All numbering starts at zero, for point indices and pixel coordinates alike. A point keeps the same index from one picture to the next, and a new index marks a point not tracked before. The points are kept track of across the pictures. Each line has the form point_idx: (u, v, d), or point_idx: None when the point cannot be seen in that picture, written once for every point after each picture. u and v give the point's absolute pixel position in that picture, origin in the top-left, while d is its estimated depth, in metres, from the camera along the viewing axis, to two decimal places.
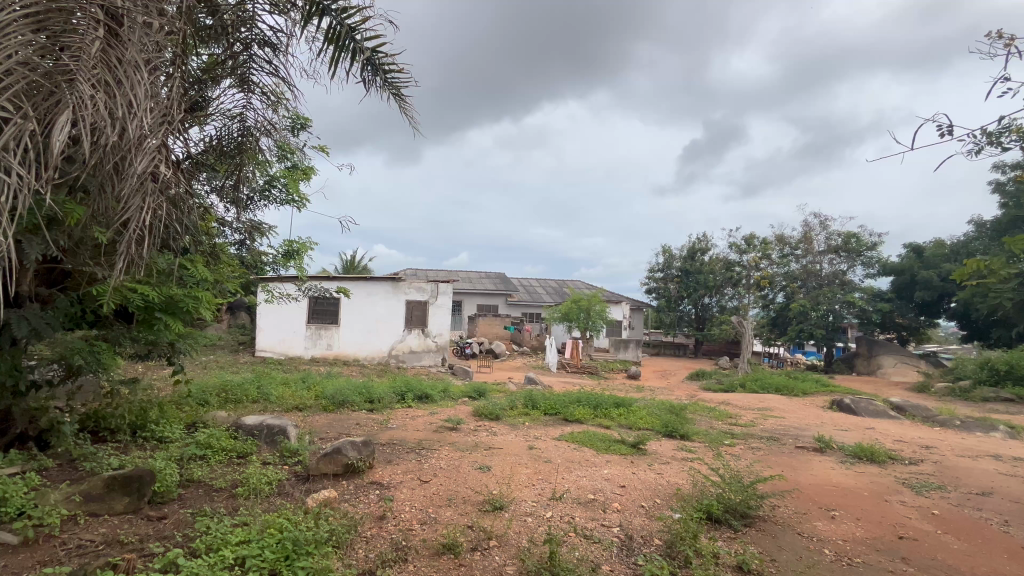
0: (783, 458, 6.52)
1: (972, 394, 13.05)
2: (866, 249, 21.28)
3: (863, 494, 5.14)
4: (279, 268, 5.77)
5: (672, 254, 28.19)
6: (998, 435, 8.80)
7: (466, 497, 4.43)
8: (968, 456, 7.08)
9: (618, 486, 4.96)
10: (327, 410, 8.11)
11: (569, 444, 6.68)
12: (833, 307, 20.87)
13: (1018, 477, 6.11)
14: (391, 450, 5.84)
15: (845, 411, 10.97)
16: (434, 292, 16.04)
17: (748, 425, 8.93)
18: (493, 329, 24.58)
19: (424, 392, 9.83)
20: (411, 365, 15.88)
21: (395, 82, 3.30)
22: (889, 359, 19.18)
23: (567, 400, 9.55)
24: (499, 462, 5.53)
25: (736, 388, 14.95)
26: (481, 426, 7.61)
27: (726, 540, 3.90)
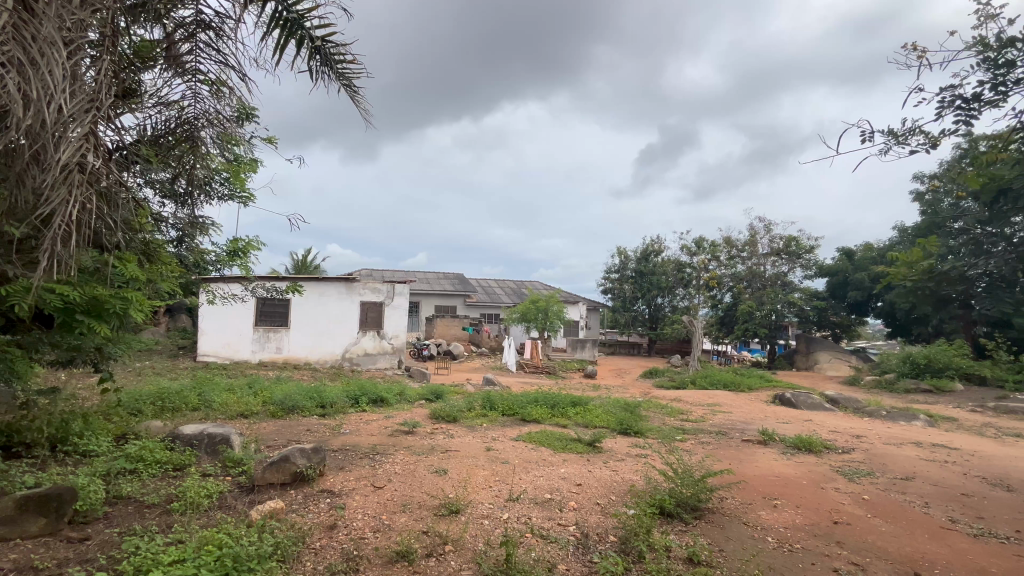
0: (730, 451, 6.81)
1: (897, 386, 14.13)
2: (805, 252, 22.64)
3: (802, 483, 5.44)
4: (222, 268, 5.43)
5: (627, 256, 28.99)
6: (920, 424, 9.54)
7: (421, 502, 4.33)
8: (893, 444, 7.66)
9: (574, 485, 5.01)
10: (276, 416, 7.76)
11: (527, 444, 6.69)
12: (776, 306, 22.08)
13: (936, 461, 6.65)
14: (344, 456, 5.65)
15: (786, 404, 11.62)
16: (391, 293, 15.66)
17: (698, 421, 9.25)
18: (451, 330, 24.34)
19: (379, 395, 9.59)
20: (365, 368, 15.43)
21: (347, 74, 3.18)
22: (825, 356, 20.50)
23: (525, 400, 9.58)
24: (455, 465, 5.46)
25: (687, 384, 15.51)
26: (438, 429, 7.50)
27: (679, 533, 4.02)
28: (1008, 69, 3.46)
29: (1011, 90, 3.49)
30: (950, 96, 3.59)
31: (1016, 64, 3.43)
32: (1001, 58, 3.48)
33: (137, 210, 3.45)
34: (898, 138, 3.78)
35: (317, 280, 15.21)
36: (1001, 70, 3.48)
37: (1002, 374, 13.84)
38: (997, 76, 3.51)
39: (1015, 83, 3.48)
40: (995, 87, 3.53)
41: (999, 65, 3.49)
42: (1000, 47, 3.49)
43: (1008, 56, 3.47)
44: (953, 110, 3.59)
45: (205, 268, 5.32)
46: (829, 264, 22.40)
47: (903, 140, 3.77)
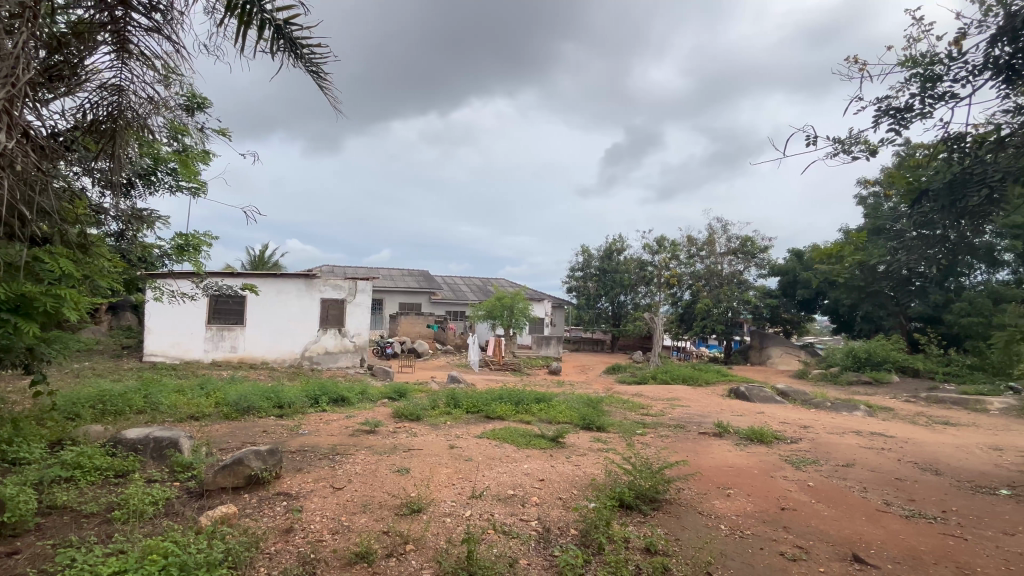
0: (687, 444, 7.04)
1: (840, 378, 15.01)
2: (759, 251, 23.64)
3: (753, 472, 5.70)
4: (169, 264, 5.16)
5: (591, 254, 29.50)
6: (860, 414, 10.17)
7: (382, 501, 4.27)
8: (836, 433, 8.14)
9: (537, 480, 5.06)
10: (229, 418, 7.45)
11: (490, 441, 6.69)
12: (732, 304, 22.97)
13: (874, 449, 7.11)
14: (301, 457, 5.49)
15: (740, 398, 12.13)
16: (353, 290, 15.30)
17: (657, 415, 9.52)
18: (415, 328, 24.06)
19: (340, 395, 9.37)
20: (326, 367, 15.02)
21: (314, 59, 3.06)
22: (776, 351, 21.51)
23: (489, 398, 9.58)
24: (418, 464, 5.41)
25: (648, 379, 15.93)
26: (401, 428, 7.40)
27: (637, 524, 4.13)
28: (935, 83, 3.72)
29: (936, 104, 3.76)
30: (886, 107, 3.84)
31: (941, 80, 3.70)
32: (929, 73, 3.74)
33: (70, 199, 3.26)
34: (845, 145, 3.99)
35: (275, 277, 14.70)
36: (929, 84, 3.74)
37: (933, 366, 14.94)
38: (925, 90, 3.77)
39: (940, 97, 3.75)
40: (923, 100, 3.79)
41: (927, 79, 3.75)
42: (927, 63, 3.76)
43: (934, 71, 3.73)
44: (889, 119, 3.84)
45: (153, 265, 5.04)
46: (781, 263, 23.43)
47: (849, 146, 3.99)
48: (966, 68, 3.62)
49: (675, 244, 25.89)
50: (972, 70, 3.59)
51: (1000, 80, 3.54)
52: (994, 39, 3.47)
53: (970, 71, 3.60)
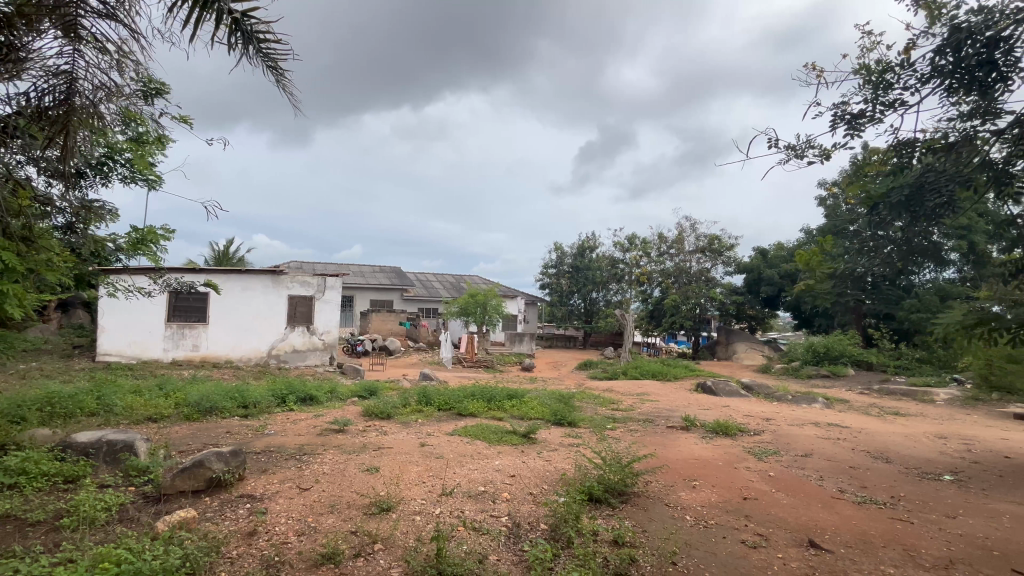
0: (655, 438, 7.20)
1: (801, 372, 15.62)
2: (726, 250, 24.32)
3: (718, 464, 5.88)
4: (123, 258, 4.90)
5: (563, 251, 29.75)
6: (819, 406, 10.62)
7: (350, 501, 4.20)
8: (796, 425, 8.47)
9: (508, 476, 5.07)
10: (190, 419, 7.18)
11: (461, 438, 6.68)
12: (700, 300, 23.57)
13: (830, 439, 7.45)
14: (266, 458, 5.34)
15: (707, 392, 12.48)
16: (322, 287, 14.94)
17: (627, 409, 9.71)
18: (387, 325, 23.75)
19: (308, 394, 9.17)
20: (293, 366, 14.65)
21: (273, 54, 2.96)
22: (742, 346, 22.20)
23: (461, 395, 9.56)
24: (388, 462, 5.34)
25: (619, 375, 16.21)
26: (371, 426, 7.29)
27: (606, 517, 4.19)
28: (887, 90, 3.89)
29: (887, 110, 3.93)
30: (841, 112, 4.00)
31: (892, 86, 3.87)
32: (881, 80, 3.91)
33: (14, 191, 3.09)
34: (799, 149, 4.13)
35: (239, 272, 14.23)
36: (881, 91, 3.91)
37: (886, 360, 15.72)
38: (877, 97, 3.94)
39: (890, 104, 3.93)
40: (875, 106, 3.96)
41: (880, 87, 3.92)
42: (879, 71, 3.93)
43: (885, 79, 3.90)
44: (844, 124, 3.99)
45: (106, 261, 4.81)
46: (746, 261, 24.17)
47: (802, 151, 4.14)
48: (914, 76, 3.79)
49: (645, 242, 26.38)
50: (920, 79, 3.77)
51: (945, 89, 3.73)
52: (941, 48, 3.66)
53: (918, 79, 3.78)
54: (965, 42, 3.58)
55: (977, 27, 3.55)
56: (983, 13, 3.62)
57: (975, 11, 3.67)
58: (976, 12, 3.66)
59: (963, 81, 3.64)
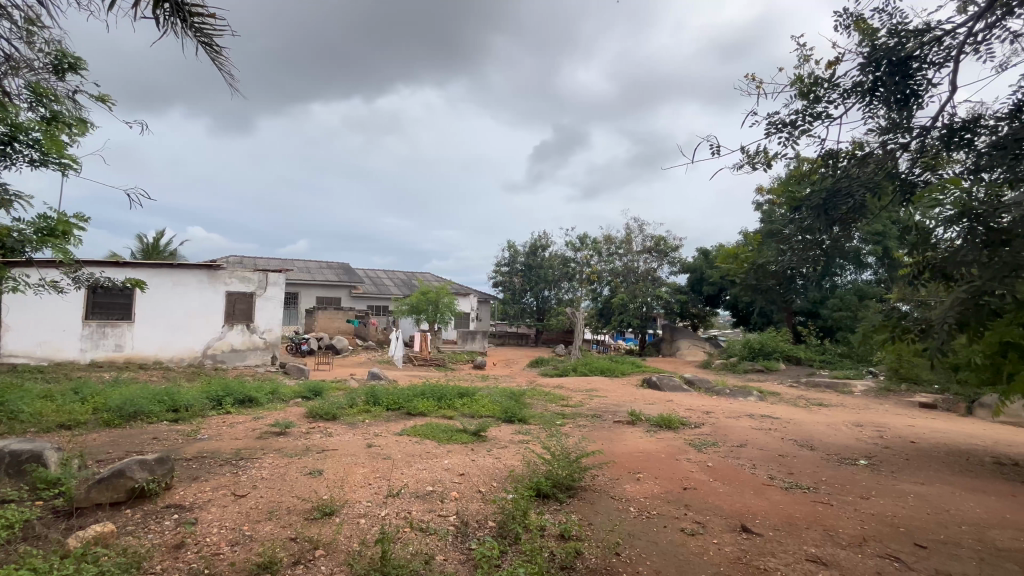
0: (603, 433, 7.39)
1: (738, 367, 16.56)
2: (671, 250, 25.36)
3: (661, 456, 6.12)
4: (27, 251, 4.41)
5: (516, 250, 29.97)
6: (753, 399, 11.30)
7: (291, 507, 4.02)
8: (733, 417, 8.96)
9: (457, 475, 5.04)
10: (111, 425, 6.62)
11: (410, 438, 6.57)
12: (646, 299, 24.46)
13: (763, 430, 7.93)
14: (198, 465, 5.01)
15: (652, 387, 12.96)
16: (263, 283, 14.26)
17: (576, 405, 9.92)
18: (334, 323, 22.95)
19: (247, 395, 8.70)
20: (232, 366, 13.86)
21: (205, 28, 2.77)
22: (684, 343, 23.26)
23: (411, 394, 9.38)
24: (332, 465, 5.16)
25: (569, 371, 16.54)
26: (315, 428, 7.03)
27: (553, 512, 4.26)
28: (816, 102, 4.17)
29: (815, 121, 4.22)
30: (774, 122, 4.26)
31: (820, 99, 4.15)
32: (811, 93, 4.19)
33: None
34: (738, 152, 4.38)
35: (170, 268, 13.28)
36: (811, 103, 4.18)
37: (812, 355, 16.95)
38: (807, 108, 4.21)
39: (817, 116, 4.21)
40: (805, 117, 4.24)
41: (810, 99, 4.19)
42: (809, 84, 4.21)
43: (815, 92, 4.18)
44: (777, 133, 4.25)
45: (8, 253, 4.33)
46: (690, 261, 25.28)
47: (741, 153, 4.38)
48: (838, 91, 4.09)
49: (596, 242, 27.06)
50: (844, 93, 4.06)
51: (865, 104, 4.04)
52: (862, 66, 3.97)
53: (842, 93, 4.07)
54: (881, 62, 3.91)
55: (892, 50, 3.90)
56: (898, 37, 3.97)
57: (891, 35, 4.01)
58: (893, 36, 4.00)
59: (880, 96, 3.95)
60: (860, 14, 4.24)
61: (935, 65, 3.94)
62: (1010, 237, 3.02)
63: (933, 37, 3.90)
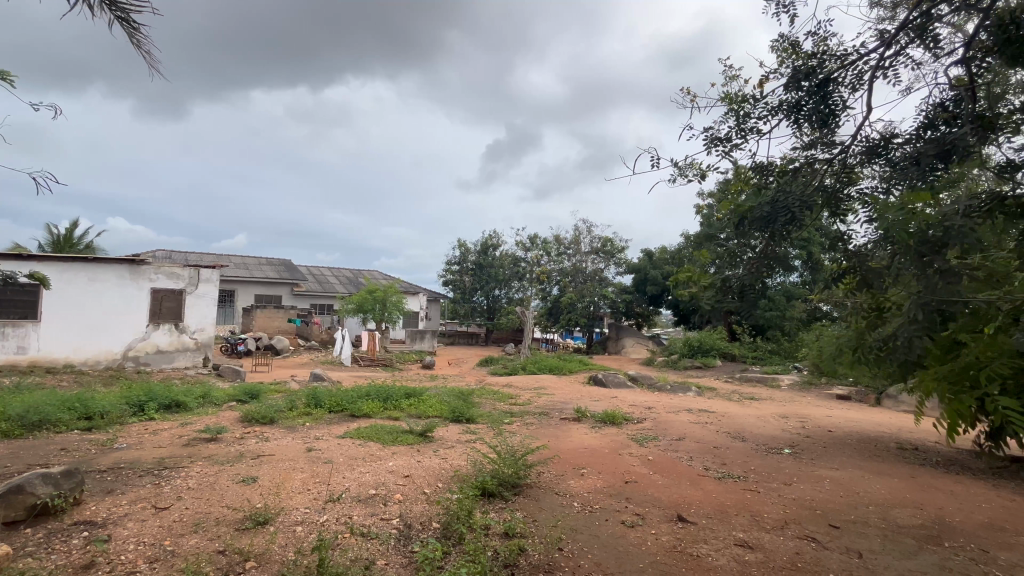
0: (549, 430, 7.50)
1: (679, 363, 17.35)
2: (618, 252, 26.18)
3: (605, 452, 6.28)
4: None
5: (467, 248, 29.87)
6: (691, 394, 11.88)
7: (220, 517, 3.78)
8: (673, 411, 9.37)
9: (401, 477, 4.93)
10: (9, 436, 5.95)
11: (353, 440, 6.37)
12: (593, 299, 25.13)
13: (699, 423, 8.35)
14: (114, 477, 4.60)
15: (598, 384, 13.32)
16: (194, 279, 13.35)
17: (524, 404, 10.02)
18: (274, 322, 21.86)
19: (174, 400, 8.11)
20: (158, 369, 12.89)
21: (122, 3, 2.56)
22: (629, 341, 24.08)
23: (355, 395, 9.10)
24: (268, 471, 4.91)
25: (518, 370, 16.68)
26: (250, 433, 6.66)
27: (498, 510, 4.27)
28: (747, 118, 4.42)
29: (746, 136, 4.47)
30: (711, 136, 4.47)
31: (751, 116, 4.41)
32: (742, 110, 4.44)
33: None
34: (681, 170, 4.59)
35: (85, 262, 12.10)
36: (742, 119, 4.43)
37: (745, 351, 18.04)
38: (739, 124, 4.46)
39: (748, 132, 4.47)
40: (737, 132, 4.48)
41: (741, 115, 4.44)
42: (741, 101, 4.46)
43: (745, 109, 4.44)
44: (714, 147, 4.47)
45: None
46: (635, 263, 26.21)
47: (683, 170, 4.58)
48: (767, 107, 4.36)
49: (546, 242, 27.46)
50: (771, 110, 4.34)
51: (791, 121, 4.32)
52: (788, 86, 4.26)
53: (770, 111, 4.35)
54: (804, 82, 4.22)
55: (812, 71, 4.22)
56: (818, 60, 4.30)
57: (812, 57, 4.34)
58: (813, 58, 4.33)
59: (805, 114, 4.25)
60: (786, 36, 4.54)
61: (850, 87, 4.30)
62: (935, 247, 3.26)
63: (848, 60, 4.25)
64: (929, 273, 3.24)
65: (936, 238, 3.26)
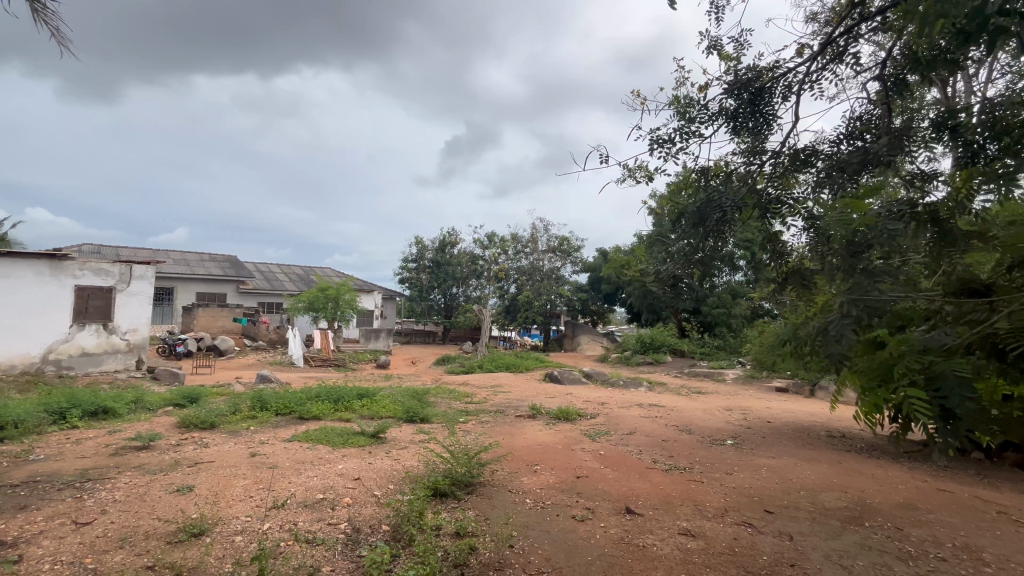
0: (504, 427, 7.53)
1: (632, 359, 17.87)
2: (574, 251, 26.65)
3: (558, 447, 6.38)
4: None
5: (424, 246, 29.49)
6: (643, 389, 12.27)
7: (151, 530, 3.55)
8: (625, 406, 9.63)
9: (350, 480, 4.80)
10: None
11: (301, 444, 6.14)
12: (550, 297, 25.47)
13: (650, 417, 8.62)
14: (27, 492, 4.21)
15: (554, 381, 13.50)
16: (126, 276, 12.44)
17: (480, 402, 10.03)
18: (217, 322, 20.75)
19: (102, 406, 7.53)
20: (83, 373, 11.95)
21: None
22: (585, 338, 24.56)
23: (304, 397, 8.78)
24: (206, 479, 4.65)
25: (475, 368, 16.65)
26: (187, 439, 6.29)
27: (450, 510, 4.25)
28: (690, 122, 4.59)
29: (689, 139, 4.64)
30: (656, 138, 4.61)
31: (694, 120, 4.58)
32: (685, 113, 4.61)
33: None
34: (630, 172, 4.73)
35: None
36: (686, 123, 4.60)
37: (694, 347, 18.81)
38: (683, 127, 4.62)
39: (692, 135, 4.64)
40: (681, 135, 4.64)
41: (685, 119, 4.61)
42: (685, 106, 4.63)
43: (689, 113, 4.61)
44: (659, 148, 4.61)
45: None
46: (590, 261, 26.76)
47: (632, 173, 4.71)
48: (708, 112, 4.55)
49: (503, 240, 27.54)
50: (713, 115, 4.53)
51: (730, 127, 4.53)
52: (728, 92, 4.45)
53: (711, 116, 4.54)
54: (742, 90, 4.44)
55: (749, 80, 4.44)
56: (754, 71, 4.53)
57: (748, 67, 4.57)
58: (749, 68, 4.55)
59: (743, 121, 4.47)
60: (726, 45, 4.75)
61: (783, 96, 4.55)
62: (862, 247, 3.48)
63: (780, 72, 4.50)
64: (857, 272, 3.46)
65: (861, 240, 3.48)
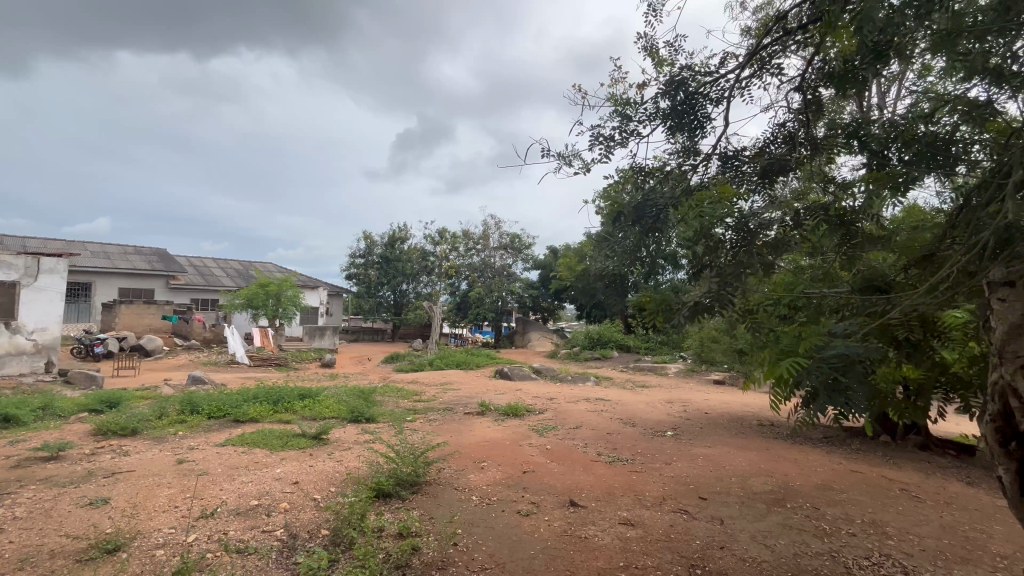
0: (453, 425, 7.47)
1: (581, 355, 18.25)
2: (525, 248, 26.86)
3: (506, 444, 6.40)
4: None
5: (372, 241, 28.68)
6: (590, 384, 12.56)
7: (56, 548, 3.24)
8: (572, 401, 9.81)
9: (288, 485, 4.59)
10: None
11: (235, 448, 5.81)
12: (501, 294, 25.53)
13: (596, 411, 8.83)
14: None
15: (504, 377, 13.56)
16: (31, 269, 11.29)
17: (429, 400, 9.90)
18: (144, 320, 19.24)
19: (3, 414, 6.78)
20: None
21: None
22: (535, 334, 24.81)
23: (240, 399, 8.31)
24: (125, 490, 4.30)
25: (425, 365, 16.41)
26: (104, 447, 5.78)
27: (394, 511, 4.16)
28: (629, 121, 4.72)
29: (629, 138, 4.77)
30: (598, 136, 4.68)
31: (632, 119, 4.72)
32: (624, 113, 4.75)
33: None
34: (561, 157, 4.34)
35: None
36: (625, 122, 4.73)
37: (639, 343, 19.47)
38: (623, 126, 4.74)
39: (631, 134, 4.77)
40: (621, 134, 4.76)
41: (624, 118, 4.74)
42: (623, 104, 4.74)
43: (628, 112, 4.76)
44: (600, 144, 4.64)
45: None
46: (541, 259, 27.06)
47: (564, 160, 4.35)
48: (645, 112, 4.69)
49: (454, 237, 27.30)
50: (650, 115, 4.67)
51: (666, 127, 4.70)
52: (664, 93, 4.62)
53: (649, 116, 4.68)
54: (676, 92, 4.62)
55: (683, 83, 4.62)
56: (689, 73, 4.70)
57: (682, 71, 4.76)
58: (684, 72, 4.74)
59: (677, 121, 4.65)
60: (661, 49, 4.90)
61: (715, 100, 4.77)
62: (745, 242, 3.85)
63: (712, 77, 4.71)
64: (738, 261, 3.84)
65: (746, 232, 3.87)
